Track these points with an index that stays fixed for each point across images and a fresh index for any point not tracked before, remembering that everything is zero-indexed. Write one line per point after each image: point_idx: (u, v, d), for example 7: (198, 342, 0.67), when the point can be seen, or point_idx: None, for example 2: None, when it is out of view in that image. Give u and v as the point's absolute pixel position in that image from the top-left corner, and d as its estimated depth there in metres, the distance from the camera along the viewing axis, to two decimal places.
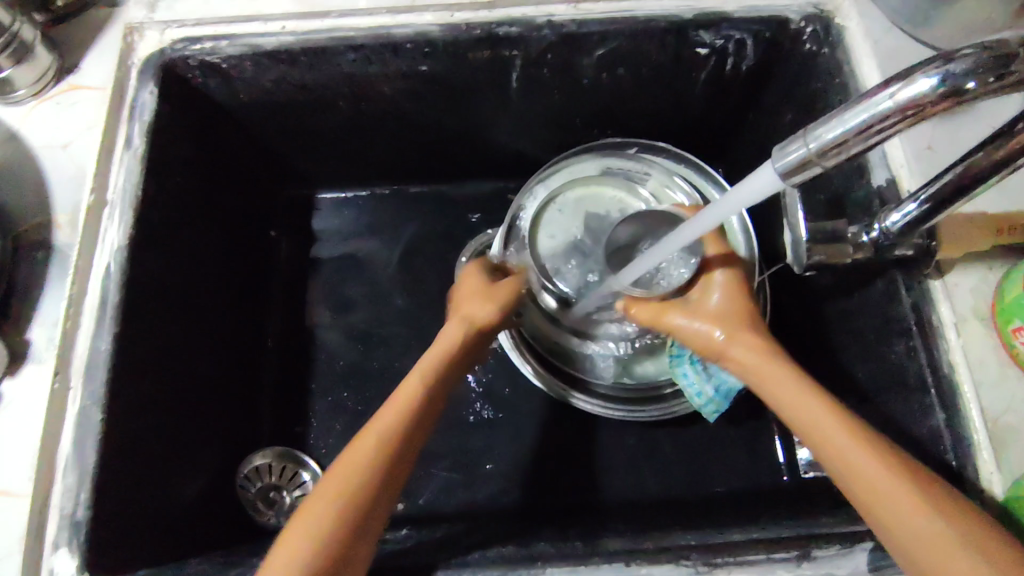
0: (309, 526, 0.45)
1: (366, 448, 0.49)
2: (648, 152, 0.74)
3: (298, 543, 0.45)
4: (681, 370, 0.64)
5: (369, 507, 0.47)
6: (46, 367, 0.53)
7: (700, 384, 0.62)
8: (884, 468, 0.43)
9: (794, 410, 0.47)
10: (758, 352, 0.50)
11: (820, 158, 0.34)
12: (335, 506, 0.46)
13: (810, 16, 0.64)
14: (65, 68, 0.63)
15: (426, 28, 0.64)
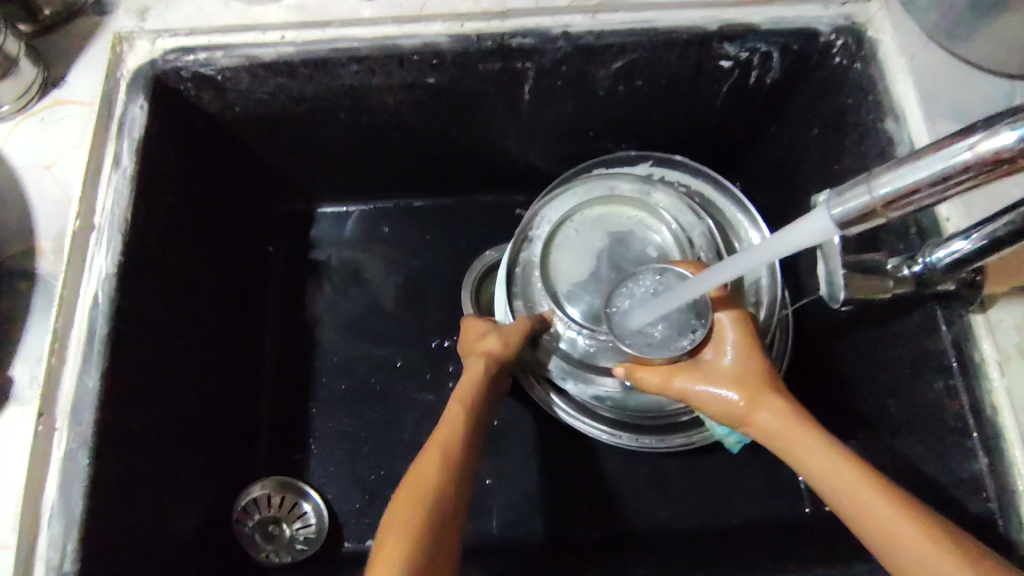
0: None
1: (434, 464, 0.48)
2: (664, 165, 0.71)
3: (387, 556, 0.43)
4: None
5: (447, 517, 0.46)
6: (29, 408, 0.49)
7: None
8: (910, 534, 0.42)
9: (822, 475, 0.46)
10: (778, 416, 0.49)
11: (884, 209, 0.32)
12: (418, 516, 0.45)
13: (841, 28, 0.60)
14: (50, 81, 0.59)
15: (434, 38, 0.60)
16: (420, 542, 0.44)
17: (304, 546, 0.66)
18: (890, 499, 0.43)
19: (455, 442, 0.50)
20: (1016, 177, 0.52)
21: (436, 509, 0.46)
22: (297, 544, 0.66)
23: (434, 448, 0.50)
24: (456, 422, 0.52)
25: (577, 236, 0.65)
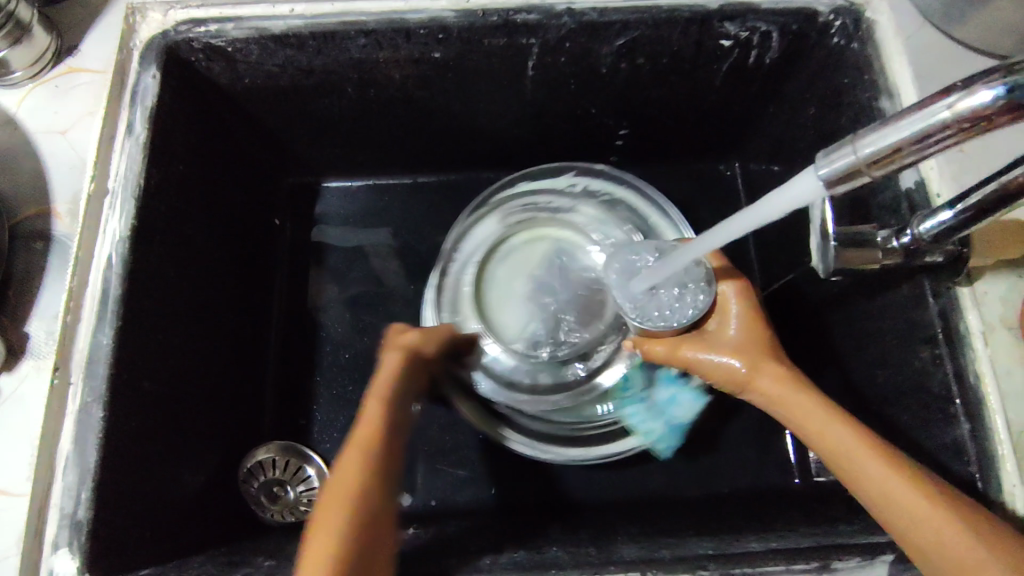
0: None
1: (355, 468, 0.45)
2: (584, 175, 0.74)
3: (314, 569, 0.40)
4: (628, 410, 0.67)
5: (371, 523, 0.43)
6: (44, 363, 0.51)
7: (650, 422, 0.67)
8: (907, 491, 0.43)
9: (823, 441, 0.48)
10: (777, 381, 0.51)
11: (868, 167, 0.33)
12: (343, 529, 0.42)
13: (840, 9, 0.62)
14: (64, 49, 0.60)
15: (441, 13, 0.62)
16: (346, 554, 0.41)
17: (308, 507, 0.68)
18: (874, 449, 0.45)
19: (376, 443, 0.46)
20: (1004, 155, 0.54)
21: (359, 518, 0.43)
22: (302, 505, 0.68)
23: (350, 455, 0.45)
24: (373, 424, 0.48)
25: (501, 266, 0.72)
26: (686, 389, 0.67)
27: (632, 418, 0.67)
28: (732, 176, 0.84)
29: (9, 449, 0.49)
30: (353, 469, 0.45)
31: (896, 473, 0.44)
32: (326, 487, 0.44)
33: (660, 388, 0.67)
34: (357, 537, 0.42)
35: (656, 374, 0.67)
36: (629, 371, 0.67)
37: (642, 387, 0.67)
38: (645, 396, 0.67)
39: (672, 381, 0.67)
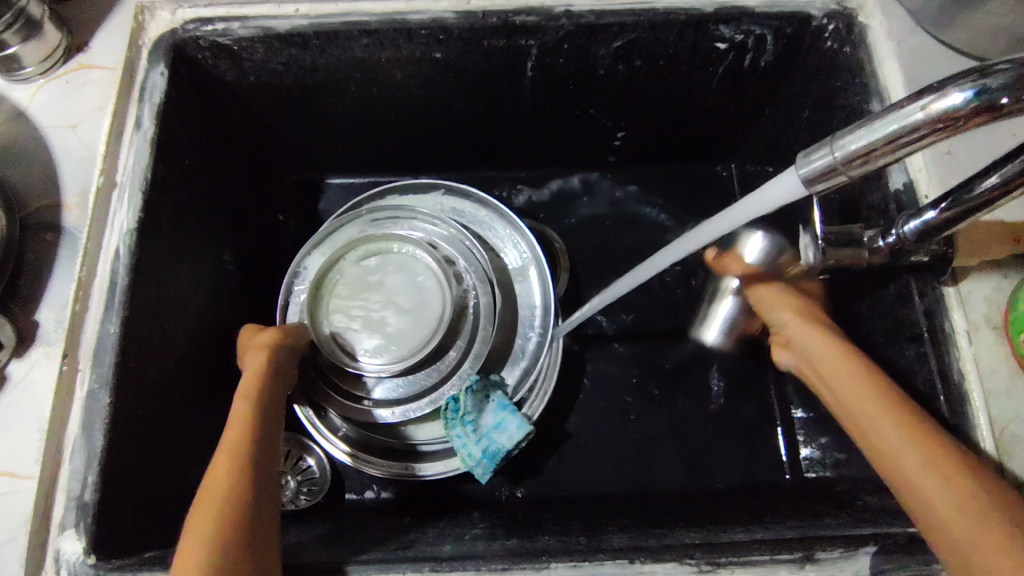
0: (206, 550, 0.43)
1: (225, 459, 0.49)
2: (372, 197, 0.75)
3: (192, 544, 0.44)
4: (453, 434, 0.65)
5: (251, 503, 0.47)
6: (54, 350, 0.53)
7: (471, 446, 0.65)
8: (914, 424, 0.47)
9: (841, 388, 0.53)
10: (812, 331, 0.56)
11: (846, 167, 0.35)
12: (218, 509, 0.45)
13: (832, 13, 0.63)
14: (74, 46, 0.62)
15: (442, 14, 0.63)
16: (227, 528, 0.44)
17: (308, 497, 0.70)
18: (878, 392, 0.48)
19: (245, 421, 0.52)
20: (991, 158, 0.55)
21: (233, 496, 0.46)
22: (301, 495, 0.70)
23: (226, 445, 0.50)
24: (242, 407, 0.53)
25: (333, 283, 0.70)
26: (512, 416, 0.67)
27: (455, 441, 0.65)
28: (728, 176, 0.86)
29: (17, 433, 0.51)
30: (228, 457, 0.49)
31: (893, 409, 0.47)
32: (208, 473, 0.48)
33: (489, 415, 0.66)
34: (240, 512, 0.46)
35: (491, 400, 0.67)
36: (458, 396, 0.65)
37: (467, 411, 0.65)
38: (469, 422, 0.65)
39: (505, 407, 0.67)
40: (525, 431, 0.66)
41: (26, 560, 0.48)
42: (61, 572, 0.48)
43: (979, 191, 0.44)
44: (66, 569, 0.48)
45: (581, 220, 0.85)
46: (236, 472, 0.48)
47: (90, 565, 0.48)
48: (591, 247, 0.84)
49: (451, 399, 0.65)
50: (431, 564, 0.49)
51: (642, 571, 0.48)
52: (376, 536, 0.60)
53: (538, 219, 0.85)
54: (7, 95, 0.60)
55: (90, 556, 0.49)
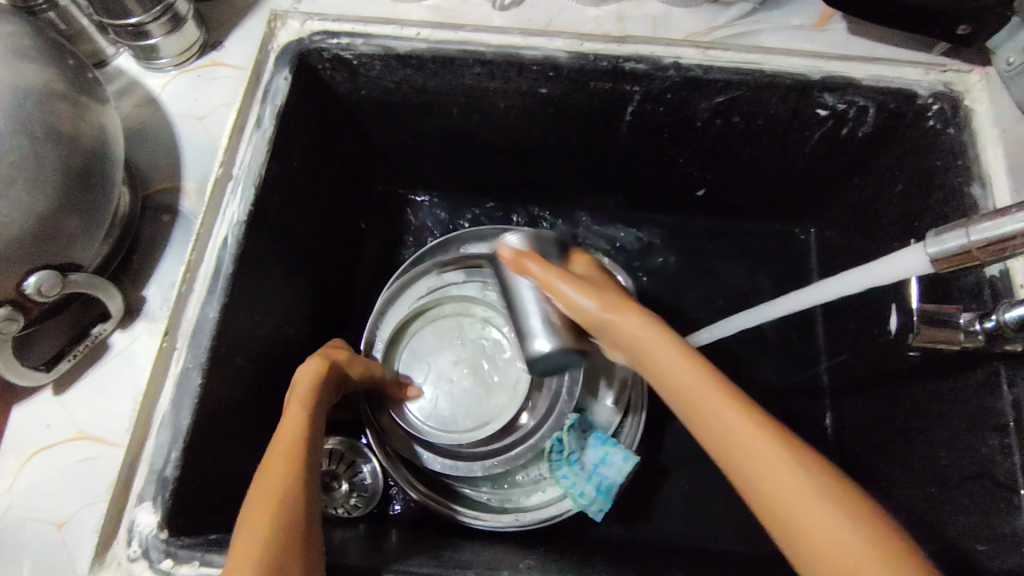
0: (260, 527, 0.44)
1: (276, 468, 0.48)
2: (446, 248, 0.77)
3: (243, 557, 0.43)
4: (560, 473, 0.66)
5: (303, 520, 0.46)
6: (157, 326, 0.55)
7: (581, 484, 0.65)
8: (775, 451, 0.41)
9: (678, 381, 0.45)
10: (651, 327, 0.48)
11: (979, 250, 0.35)
12: (274, 525, 0.45)
13: (939, 93, 0.64)
14: (209, 44, 0.66)
15: (554, 52, 0.65)
16: (283, 541, 0.44)
17: (356, 504, 0.69)
18: (770, 437, 0.41)
19: (302, 408, 0.53)
20: None
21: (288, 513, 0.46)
22: (351, 502, 0.69)
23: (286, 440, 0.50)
24: (301, 394, 0.54)
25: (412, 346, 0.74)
26: (617, 448, 0.66)
27: (563, 481, 0.66)
28: (806, 240, 0.86)
29: (112, 400, 0.53)
30: (282, 466, 0.48)
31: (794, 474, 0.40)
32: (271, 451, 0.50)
33: (591, 450, 0.66)
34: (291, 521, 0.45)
35: (588, 437, 0.67)
36: (561, 436, 0.65)
37: (571, 451, 0.66)
38: (575, 459, 0.66)
39: (606, 441, 0.66)
40: (632, 462, 0.65)
41: (103, 525, 0.49)
42: (132, 543, 0.49)
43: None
44: (139, 540, 0.49)
45: (653, 265, 0.86)
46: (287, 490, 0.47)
47: (162, 539, 0.49)
48: (658, 293, 0.85)
49: (556, 440, 0.66)
50: None
51: None
52: (428, 551, 0.60)
53: (611, 258, 0.86)
54: (142, 82, 0.64)
55: (163, 531, 0.50)
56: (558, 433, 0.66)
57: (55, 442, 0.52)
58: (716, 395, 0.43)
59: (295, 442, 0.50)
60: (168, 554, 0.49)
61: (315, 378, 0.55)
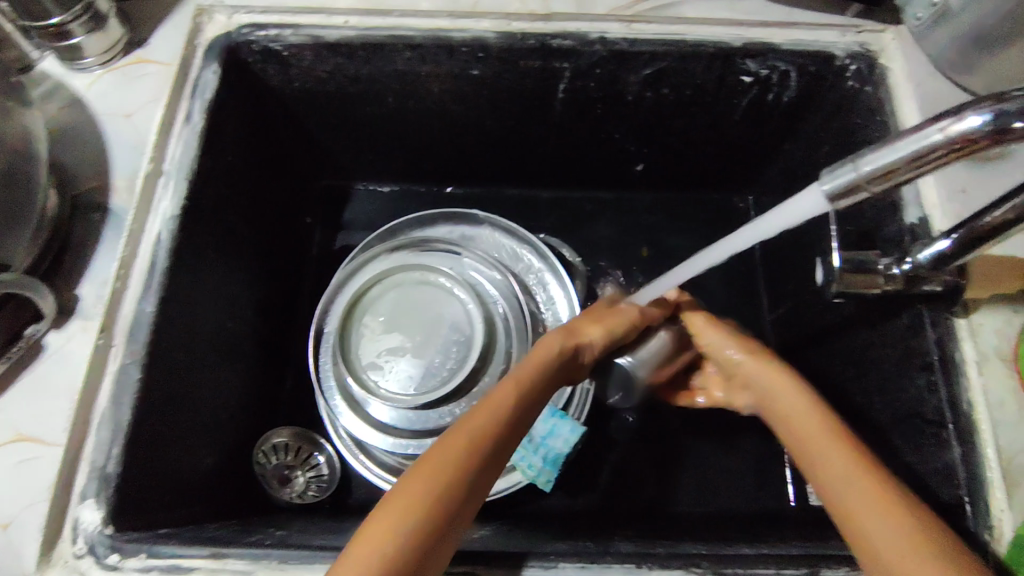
0: (430, 483, 0.44)
1: (473, 442, 0.47)
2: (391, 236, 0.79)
3: (400, 508, 0.43)
4: None
5: (458, 494, 0.45)
6: (91, 323, 0.55)
7: (530, 456, 0.67)
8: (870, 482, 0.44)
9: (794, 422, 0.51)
10: (799, 403, 0.51)
11: (867, 183, 0.37)
12: (421, 508, 0.43)
13: (855, 54, 0.66)
14: (134, 42, 0.65)
15: (482, 33, 0.66)
16: (436, 504, 0.44)
17: (315, 492, 0.69)
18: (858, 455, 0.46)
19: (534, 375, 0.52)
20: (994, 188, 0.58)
21: (458, 481, 0.45)
22: (309, 490, 0.69)
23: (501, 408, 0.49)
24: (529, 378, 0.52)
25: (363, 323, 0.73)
26: (565, 419, 0.69)
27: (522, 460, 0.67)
28: (746, 207, 0.88)
29: (49, 400, 0.53)
30: (482, 434, 0.47)
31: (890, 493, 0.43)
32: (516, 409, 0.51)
33: (540, 423, 0.68)
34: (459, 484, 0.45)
35: None
36: None
37: None
38: (524, 432, 0.68)
39: (555, 413, 0.69)
40: (579, 432, 0.68)
41: (45, 525, 0.49)
42: (78, 540, 0.49)
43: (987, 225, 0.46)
44: (84, 537, 0.49)
45: (600, 241, 0.87)
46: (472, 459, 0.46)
47: (108, 534, 0.49)
48: (606, 268, 0.86)
49: None
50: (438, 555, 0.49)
51: None
52: None
53: (558, 237, 0.87)
54: (66, 83, 0.64)
55: (108, 526, 0.49)
56: (505, 408, 0.68)
57: None
58: (830, 438, 0.48)
59: (514, 417, 0.50)
60: (114, 549, 0.49)
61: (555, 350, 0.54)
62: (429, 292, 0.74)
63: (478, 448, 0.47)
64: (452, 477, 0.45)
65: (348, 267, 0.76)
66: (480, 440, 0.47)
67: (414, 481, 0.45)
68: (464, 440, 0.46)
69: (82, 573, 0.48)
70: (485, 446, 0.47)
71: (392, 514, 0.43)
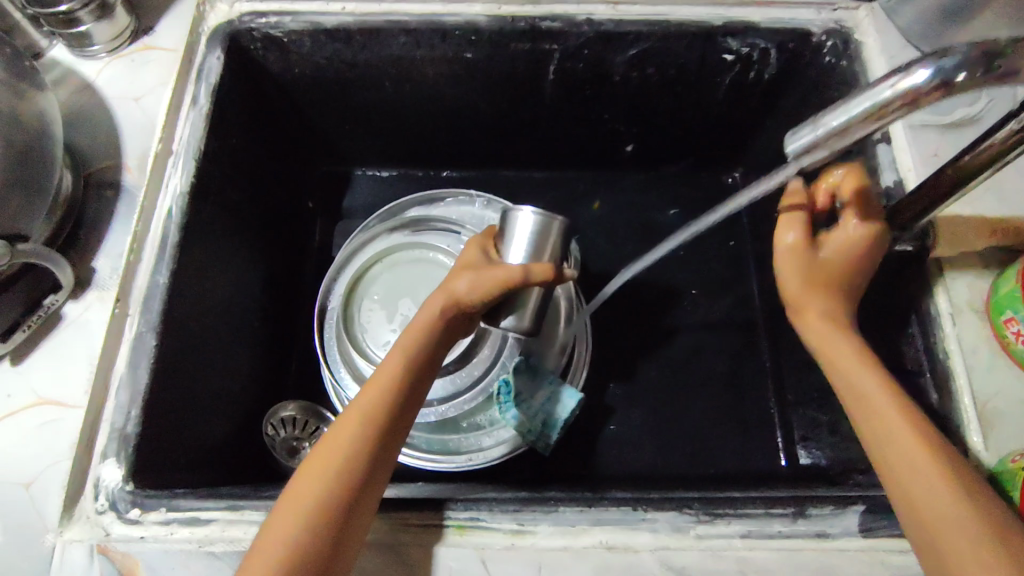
0: (326, 469, 0.48)
1: (356, 422, 0.50)
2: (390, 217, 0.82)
3: (305, 492, 0.47)
4: (509, 414, 0.70)
5: (347, 475, 0.48)
6: (107, 294, 0.57)
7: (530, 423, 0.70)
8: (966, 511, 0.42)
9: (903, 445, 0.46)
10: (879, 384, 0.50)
11: (827, 140, 0.40)
12: (319, 491, 0.47)
13: (830, 31, 0.69)
14: (141, 30, 0.68)
15: (474, 18, 0.69)
16: (330, 488, 0.47)
17: None
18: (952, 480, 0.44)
19: (420, 352, 0.54)
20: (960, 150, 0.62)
21: (345, 462, 0.48)
22: None
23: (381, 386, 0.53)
24: (404, 345, 0.54)
25: (366, 298, 0.75)
26: (563, 386, 0.72)
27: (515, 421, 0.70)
28: (732, 185, 0.91)
29: (68, 366, 0.55)
30: (357, 423, 0.50)
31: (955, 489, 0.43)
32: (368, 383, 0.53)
33: (538, 391, 0.71)
34: (346, 464, 0.48)
35: (532, 379, 0.71)
36: (508, 378, 0.70)
37: (519, 392, 0.70)
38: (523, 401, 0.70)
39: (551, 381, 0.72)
40: (577, 398, 0.71)
41: (69, 482, 0.51)
42: (99, 497, 0.51)
43: (947, 179, 0.50)
44: (106, 494, 0.51)
45: (592, 221, 0.90)
46: (352, 439, 0.49)
47: (128, 491, 0.52)
48: (599, 246, 0.89)
49: (503, 382, 0.69)
50: (446, 503, 0.52)
51: (646, 518, 0.51)
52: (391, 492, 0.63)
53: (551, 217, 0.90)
54: (77, 70, 0.66)
55: (129, 483, 0.52)
56: (505, 376, 0.70)
57: (15, 409, 0.54)
58: (899, 425, 0.47)
59: (402, 395, 0.52)
60: (134, 504, 0.51)
61: (431, 320, 0.55)
62: (427, 268, 0.77)
63: (350, 438, 0.49)
64: (334, 463, 0.48)
65: (351, 246, 0.78)
66: (349, 432, 0.50)
67: (313, 467, 0.49)
68: (343, 437, 0.50)
69: (105, 528, 0.50)
70: (365, 430, 0.50)
71: (299, 497, 0.47)
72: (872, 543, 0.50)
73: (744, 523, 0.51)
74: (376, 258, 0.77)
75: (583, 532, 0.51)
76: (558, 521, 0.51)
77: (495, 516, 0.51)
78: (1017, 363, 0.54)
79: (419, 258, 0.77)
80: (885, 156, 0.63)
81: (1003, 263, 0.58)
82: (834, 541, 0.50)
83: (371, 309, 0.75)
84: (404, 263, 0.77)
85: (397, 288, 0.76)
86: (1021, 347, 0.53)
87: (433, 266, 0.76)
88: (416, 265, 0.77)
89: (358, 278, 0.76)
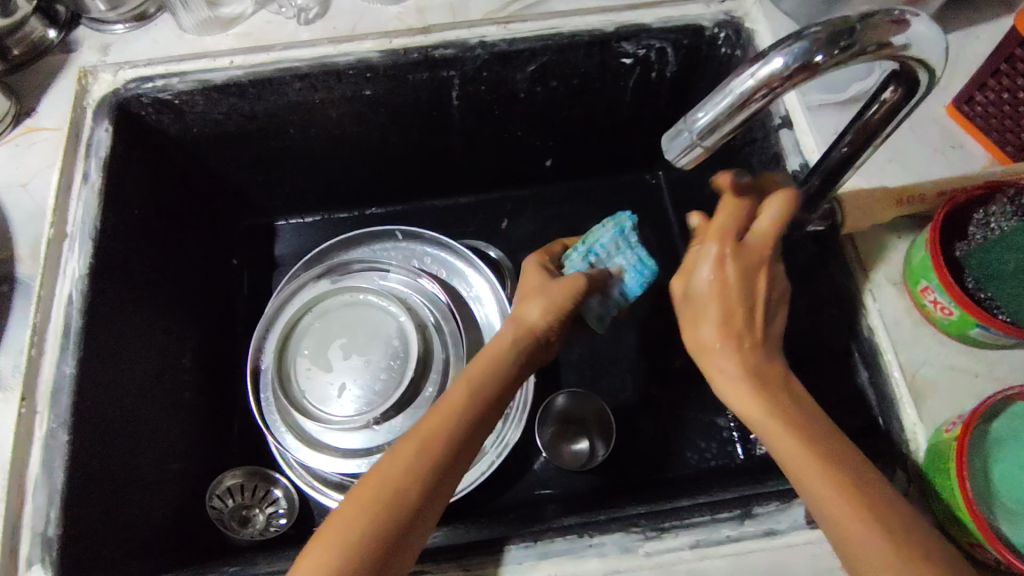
0: (362, 517, 0.44)
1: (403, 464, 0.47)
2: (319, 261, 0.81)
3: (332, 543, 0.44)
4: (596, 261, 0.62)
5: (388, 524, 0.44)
6: (12, 394, 0.55)
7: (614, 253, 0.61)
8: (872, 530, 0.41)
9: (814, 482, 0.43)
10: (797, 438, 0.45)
11: (701, 139, 0.41)
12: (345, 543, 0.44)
13: (722, 22, 0.69)
14: (23, 112, 0.66)
15: (367, 54, 0.68)
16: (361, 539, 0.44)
17: (277, 527, 0.69)
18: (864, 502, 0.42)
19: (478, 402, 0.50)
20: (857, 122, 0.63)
21: (381, 510, 0.45)
22: (272, 526, 0.69)
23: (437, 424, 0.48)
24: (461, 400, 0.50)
25: (295, 349, 0.73)
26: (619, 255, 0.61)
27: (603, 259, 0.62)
28: (657, 183, 0.91)
29: None
30: (406, 468, 0.46)
31: (846, 494, 0.42)
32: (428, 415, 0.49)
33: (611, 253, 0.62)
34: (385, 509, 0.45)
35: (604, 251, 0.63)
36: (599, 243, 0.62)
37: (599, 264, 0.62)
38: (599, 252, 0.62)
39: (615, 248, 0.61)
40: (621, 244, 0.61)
41: None
42: None
43: (836, 164, 0.51)
44: None
45: (525, 238, 0.90)
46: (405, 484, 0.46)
47: None
48: None
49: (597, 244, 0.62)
50: None
51: (593, 544, 0.50)
52: None
53: (483, 240, 0.89)
54: None
55: None
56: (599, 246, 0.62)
57: None
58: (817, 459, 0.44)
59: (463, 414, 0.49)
60: None
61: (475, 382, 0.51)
62: (358, 311, 0.74)
63: (397, 478, 0.46)
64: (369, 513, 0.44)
65: (278, 301, 0.76)
66: (403, 466, 0.46)
67: (344, 514, 0.45)
68: (386, 482, 0.46)
69: None
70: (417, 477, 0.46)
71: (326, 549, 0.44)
72: (820, 534, 0.49)
73: (692, 533, 0.50)
74: (299, 306, 0.75)
75: (531, 568, 0.50)
76: (505, 561, 0.50)
77: (440, 565, 0.50)
78: (940, 330, 0.55)
79: (342, 299, 0.75)
80: (790, 139, 0.63)
81: (914, 231, 0.58)
82: (784, 537, 0.49)
83: (305, 361, 0.72)
84: (327, 304, 0.75)
85: (323, 332, 0.74)
86: (940, 315, 0.54)
87: (358, 303, 0.75)
88: (339, 305, 0.75)
89: (284, 330, 0.74)
